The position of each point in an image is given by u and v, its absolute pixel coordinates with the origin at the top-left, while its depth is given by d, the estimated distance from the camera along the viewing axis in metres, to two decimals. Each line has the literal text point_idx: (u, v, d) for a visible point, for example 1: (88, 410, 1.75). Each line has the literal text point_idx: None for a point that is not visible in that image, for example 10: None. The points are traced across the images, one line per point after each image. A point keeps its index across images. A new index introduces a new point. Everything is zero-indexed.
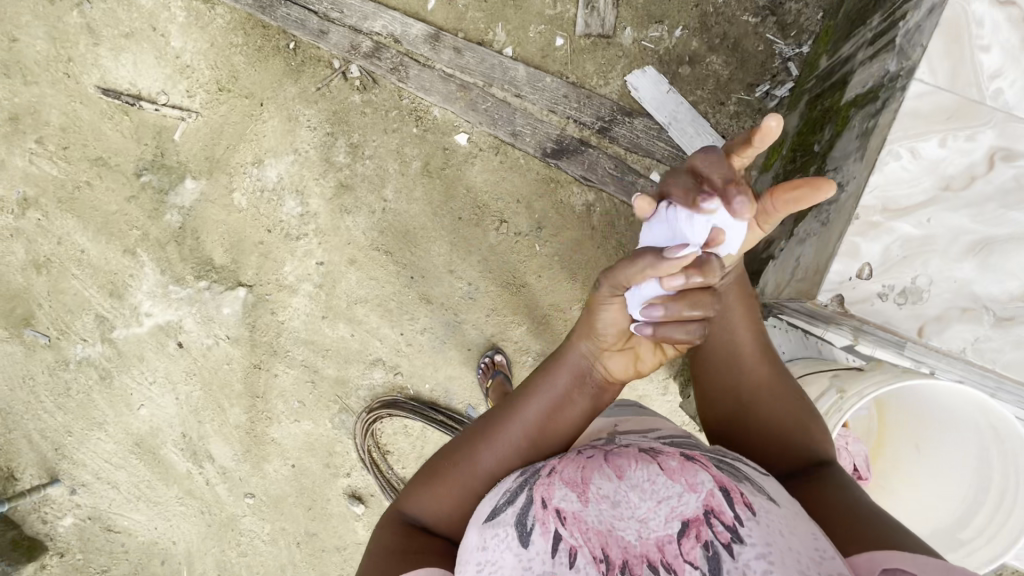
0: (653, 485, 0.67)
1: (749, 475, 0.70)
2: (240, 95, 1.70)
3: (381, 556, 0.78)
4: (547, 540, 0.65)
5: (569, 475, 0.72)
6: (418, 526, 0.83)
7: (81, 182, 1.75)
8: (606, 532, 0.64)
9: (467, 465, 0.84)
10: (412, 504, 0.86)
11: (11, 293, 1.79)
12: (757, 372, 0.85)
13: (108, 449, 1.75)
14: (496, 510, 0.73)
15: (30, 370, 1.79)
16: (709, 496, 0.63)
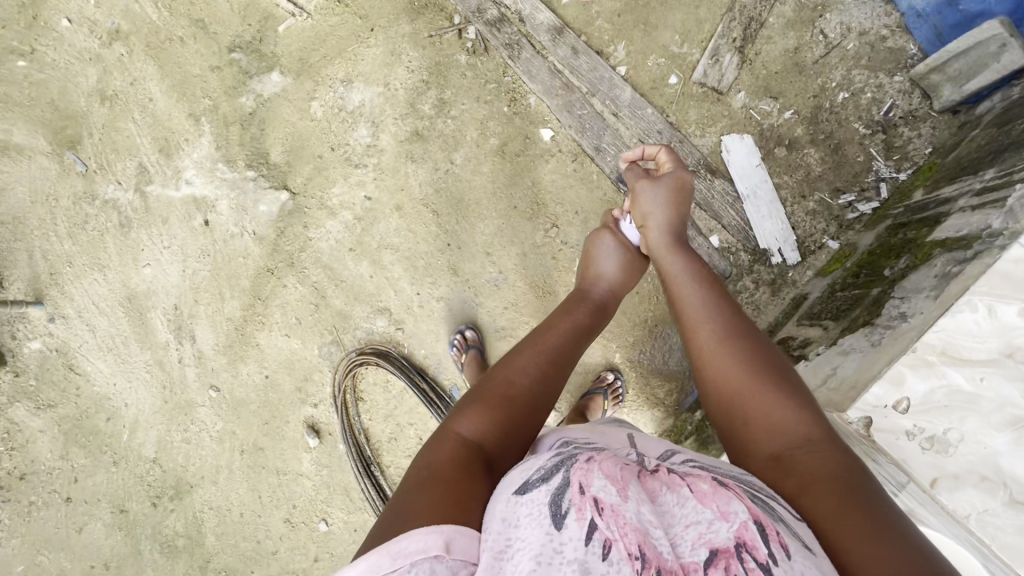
0: (683, 507, 0.59)
1: (783, 517, 0.60)
2: (355, 13, 1.70)
3: (433, 490, 0.67)
4: (581, 529, 0.56)
5: (606, 467, 0.64)
6: (473, 444, 0.79)
7: (175, 36, 1.77)
8: (645, 533, 0.55)
9: (510, 374, 0.91)
10: (460, 424, 0.82)
11: (70, 113, 1.80)
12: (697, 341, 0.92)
13: (99, 293, 1.73)
14: (524, 485, 0.64)
15: (58, 190, 1.78)
16: (742, 528, 0.54)
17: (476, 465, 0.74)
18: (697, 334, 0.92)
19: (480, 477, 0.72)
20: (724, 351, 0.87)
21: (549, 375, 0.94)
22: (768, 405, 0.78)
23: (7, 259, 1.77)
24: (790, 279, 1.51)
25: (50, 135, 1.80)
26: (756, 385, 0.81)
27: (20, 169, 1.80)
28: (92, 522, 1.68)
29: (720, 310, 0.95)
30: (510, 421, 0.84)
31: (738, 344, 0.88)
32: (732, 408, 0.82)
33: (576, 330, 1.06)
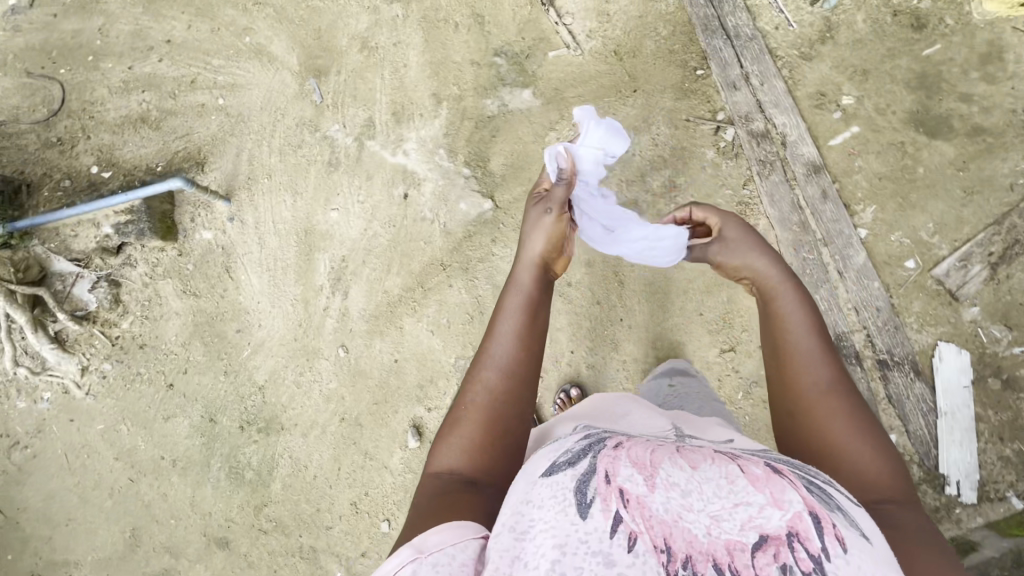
0: (732, 486, 0.62)
1: (840, 504, 0.63)
2: (625, 70, 1.73)
3: (421, 521, 0.71)
4: (607, 519, 0.58)
5: (635, 456, 0.66)
6: (449, 473, 0.81)
7: (452, 20, 1.83)
8: (671, 524, 0.58)
9: (464, 398, 0.88)
10: (436, 458, 0.84)
11: (328, 46, 1.88)
12: (798, 378, 0.85)
13: (282, 215, 1.78)
14: (551, 468, 0.66)
15: (287, 108, 1.86)
16: (795, 518, 0.57)
17: (457, 490, 0.77)
18: (800, 381, 0.85)
19: (467, 496, 0.75)
20: (824, 402, 0.83)
21: (510, 388, 0.88)
22: (866, 458, 0.77)
23: (217, 148, 1.86)
24: (954, 515, 1.42)
25: (303, 58, 1.89)
26: (856, 438, 0.78)
27: (264, 75, 1.89)
28: (179, 417, 1.70)
29: (826, 357, 0.86)
30: (482, 440, 0.83)
31: (843, 396, 0.83)
32: (824, 457, 0.79)
33: (525, 332, 0.92)
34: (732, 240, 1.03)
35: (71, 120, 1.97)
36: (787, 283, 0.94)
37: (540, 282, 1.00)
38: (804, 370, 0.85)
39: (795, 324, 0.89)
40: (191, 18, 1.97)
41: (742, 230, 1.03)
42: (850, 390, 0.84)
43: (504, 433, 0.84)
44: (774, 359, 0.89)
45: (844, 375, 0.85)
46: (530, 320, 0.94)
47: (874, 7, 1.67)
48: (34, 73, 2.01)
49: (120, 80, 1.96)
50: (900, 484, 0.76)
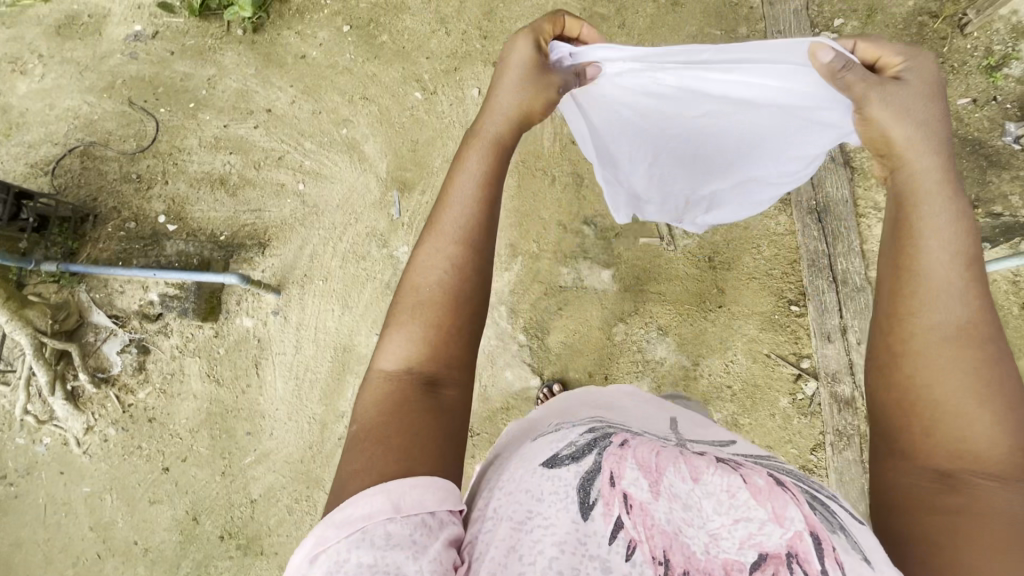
0: (733, 499, 0.62)
1: (844, 523, 0.61)
2: (714, 280, 1.62)
3: (378, 444, 0.70)
4: (607, 524, 0.59)
5: (641, 457, 0.66)
6: (406, 373, 0.79)
7: (549, 172, 1.76)
8: (671, 536, 0.59)
9: (417, 278, 0.85)
10: (386, 353, 0.81)
11: (421, 162, 1.85)
12: (915, 313, 0.74)
13: (326, 325, 1.72)
14: (553, 459, 0.66)
15: (363, 214, 1.82)
16: (796, 538, 0.57)
17: (412, 390, 0.78)
18: (915, 321, 0.74)
19: (418, 411, 0.75)
20: (948, 346, 0.71)
21: (463, 263, 0.85)
22: (975, 425, 0.67)
23: (285, 233, 1.84)
24: None
25: (392, 166, 1.86)
26: (970, 394, 0.68)
27: (351, 172, 1.87)
28: (164, 505, 1.64)
29: (964, 295, 0.73)
30: (437, 323, 0.82)
31: (980, 345, 0.71)
32: (921, 411, 0.70)
33: (479, 202, 0.88)
34: (894, 100, 0.79)
35: (156, 160, 1.98)
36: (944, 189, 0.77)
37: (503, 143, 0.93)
38: (926, 309, 0.73)
39: (942, 242, 0.75)
40: (297, 93, 1.98)
41: (914, 98, 0.79)
42: (989, 334, 0.71)
43: (463, 313, 0.84)
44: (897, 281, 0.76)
45: (987, 320, 0.72)
46: (487, 181, 0.88)
47: (1003, 292, 1.53)
48: (136, 103, 2.05)
49: (212, 136, 1.97)
50: (1019, 460, 0.66)
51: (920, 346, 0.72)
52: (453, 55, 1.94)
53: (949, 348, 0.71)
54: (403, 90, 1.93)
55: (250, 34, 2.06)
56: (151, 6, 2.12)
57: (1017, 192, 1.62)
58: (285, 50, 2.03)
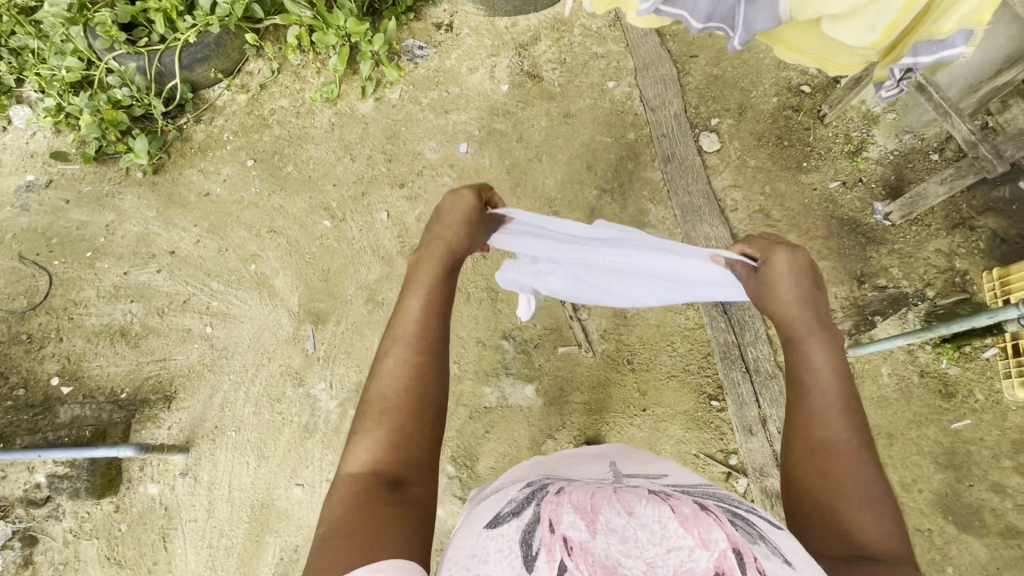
0: (665, 530, 0.59)
1: (763, 533, 0.61)
2: (636, 384, 1.64)
3: (345, 539, 0.59)
4: (552, 570, 0.54)
5: (578, 500, 0.64)
6: (370, 474, 0.69)
7: (463, 289, 1.75)
8: (612, 571, 0.54)
9: (378, 380, 0.78)
10: (350, 459, 0.71)
11: (332, 292, 1.82)
12: (802, 429, 0.78)
13: (242, 480, 1.64)
14: (497, 519, 0.64)
15: (276, 352, 1.75)
16: (722, 558, 0.55)
17: (380, 494, 0.66)
18: (813, 432, 0.77)
19: (391, 511, 0.63)
20: (842, 460, 0.74)
21: (422, 364, 0.79)
22: (856, 519, 0.69)
23: (192, 381, 1.74)
24: None
25: (305, 298, 1.82)
26: (854, 495, 0.71)
27: (261, 310, 1.81)
28: None
29: (840, 407, 0.78)
30: (399, 423, 0.74)
31: (861, 454, 0.74)
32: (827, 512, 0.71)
33: (434, 302, 0.84)
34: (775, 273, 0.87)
35: (48, 317, 1.86)
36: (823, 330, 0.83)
37: (442, 255, 0.90)
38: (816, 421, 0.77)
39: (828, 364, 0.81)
40: (202, 232, 1.94)
41: (792, 272, 0.87)
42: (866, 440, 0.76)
43: (422, 415, 0.75)
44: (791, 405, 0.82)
45: (861, 433, 0.75)
46: (438, 290, 0.86)
47: (902, 363, 1.60)
48: (26, 257, 1.94)
49: (111, 284, 1.89)
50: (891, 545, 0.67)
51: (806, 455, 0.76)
52: (359, 180, 1.96)
53: (833, 454, 0.74)
54: (310, 219, 1.92)
55: (151, 175, 2.03)
56: (44, 155, 2.06)
57: (897, 265, 1.73)
58: (188, 188, 2.00)
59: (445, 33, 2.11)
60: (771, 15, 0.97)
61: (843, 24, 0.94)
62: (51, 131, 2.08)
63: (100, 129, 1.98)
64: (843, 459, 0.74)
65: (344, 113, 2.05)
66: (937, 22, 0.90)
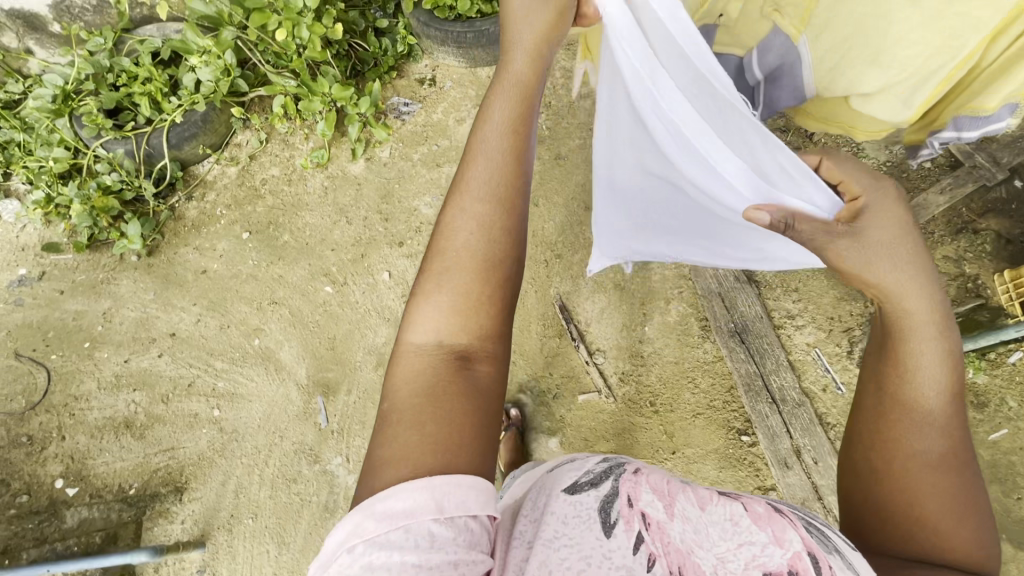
0: (736, 526, 0.60)
1: (838, 546, 0.60)
2: (662, 426, 1.60)
3: (416, 428, 0.58)
4: (630, 537, 0.57)
5: (653, 481, 0.65)
6: (437, 344, 0.65)
7: None
8: (686, 554, 0.57)
9: (446, 242, 0.68)
10: (415, 326, 0.67)
11: (341, 359, 1.78)
12: (900, 436, 0.66)
13: (264, 570, 1.58)
14: (575, 485, 0.63)
15: (286, 429, 1.70)
16: (796, 557, 0.56)
17: (449, 367, 0.63)
18: (906, 439, 0.66)
19: (459, 400, 0.61)
20: (931, 471, 0.65)
21: (498, 228, 0.68)
22: (949, 536, 0.63)
23: (203, 470, 1.69)
24: None
25: (313, 369, 1.77)
26: (949, 512, 0.63)
27: (268, 386, 1.77)
28: None
29: (949, 417, 0.66)
30: (475, 294, 0.67)
31: (959, 468, 0.65)
32: (903, 520, 0.65)
33: (511, 147, 0.71)
34: (867, 245, 0.67)
35: (48, 415, 1.80)
36: (945, 330, 0.66)
37: (533, 82, 0.75)
38: (915, 434, 0.66)
39: (941, 367, 0.66)
40: (201, 309, 1.90)
41: (890, 231, 0.67)
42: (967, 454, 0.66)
43: (496, 289, 0.67)
44: (885, 402, 0.68)
45: (964, 440, 0.66)
46: (518, 127, 0.71)
47: None
48: (22, 354, 1.89)
49: (113, 374, 1.84)
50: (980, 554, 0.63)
51: (903, 466, 0.66)
52: (358, 241, 1.94)
53: (929, 471, 0.65)
54: (311, 286, 1.90)
55: (146, 258, 2.00)
56: (36, 246, 2.03)
57: None
58: (185, 267, 1.97)
59: (430, 87, 2.13)
60: (794, 91, 0.98)
61: (874, 99, 0.91)
62: (41, 222, 2.05)
63: (91, 217, 1.96)
64: (940, 473, 0.65)
65: (336, 177, 2.04)
66: (980, 99, 0.85)
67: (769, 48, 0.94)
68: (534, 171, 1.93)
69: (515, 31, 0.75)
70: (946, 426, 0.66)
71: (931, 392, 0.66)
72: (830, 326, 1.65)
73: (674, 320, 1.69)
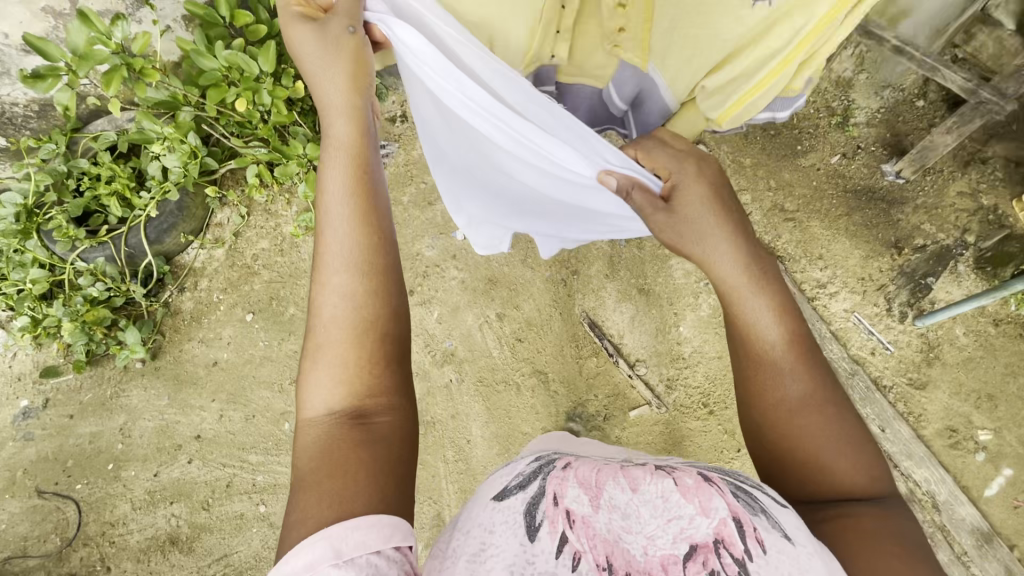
0: (666, 501, 0.55)
1: (767, 504, 0.55)
2: (721, 426, 1.56)
3: (313, 490, 0.53)
4: (554, 540, 0.51)
5: (584, 474, 0.59)
6: (328, 414, 0.60)
7: (512, 382, 1.69)
8: (614, 543, 0.52)
9: (318, 310, 0.66)
10: (307, 401, 0.62)
11: None
12: (771, 389, 0.65)
13: None
14: (503, 492, 0.58)
15: None
16: (721, 524, 0.52)
17: (345, 433, 0.58)
18: (769, 387, 0.66)
19: (355, 449, 0.56)
20: (802, 416, 0.64)
21: (363, 284, 0.65)
22: (843, 470, 0.61)
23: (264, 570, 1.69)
24: None
25: None
26: (836, 452, 0.62)
27: None
28: None
29: (809, 361, 0.66)
30: (356, 353, 0.63)
31: (831, 408, 0.64)
32: (797, 466, 0.64)
33: (355, 202, 0.67)
34: (681, 217, 0.74)
35: (88, 549, 1.75)
36: (757, 276, 0.70)
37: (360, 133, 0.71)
38: (772, 380, 0.65)
39: (766, 305, 0.68)
40: (222, 404, 1.83)
41: (701, 214, 0.73)
42: (828, 380, 0.66)
43: (380, 346, 0.64)
44: (747, 360, 0.68)
45: (830, 382, 0.65)
46: (358, 184, 0.68)
47: (973, 319, 1.54)
48: (45, 490, 1.81)
49: (144, 491, 1.78)
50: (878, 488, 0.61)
51: (780, 421, 0.65)
52: None
53: (806, 418, 0.64)
54: None
55: (150, 362, 1.91)
56: (32, 374, 1.92)
57: (926, 220, 1.68)
58: (193, 362, 1.89)
59: (402, 123, 2.00)
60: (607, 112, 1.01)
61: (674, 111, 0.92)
62: (31, 347, 1.92)
63: (85, 333, 1.85)
64: (819, 420, 0.63)
65: None
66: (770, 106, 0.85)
67: (623, 75, 0.92)
68: None
69: (324, 95, 0.72)
70: (810, 372, 0.65)
71: (783, 339, 0.66)
72: (862, 287, 1.65)
73: (707, 315, 1.65)
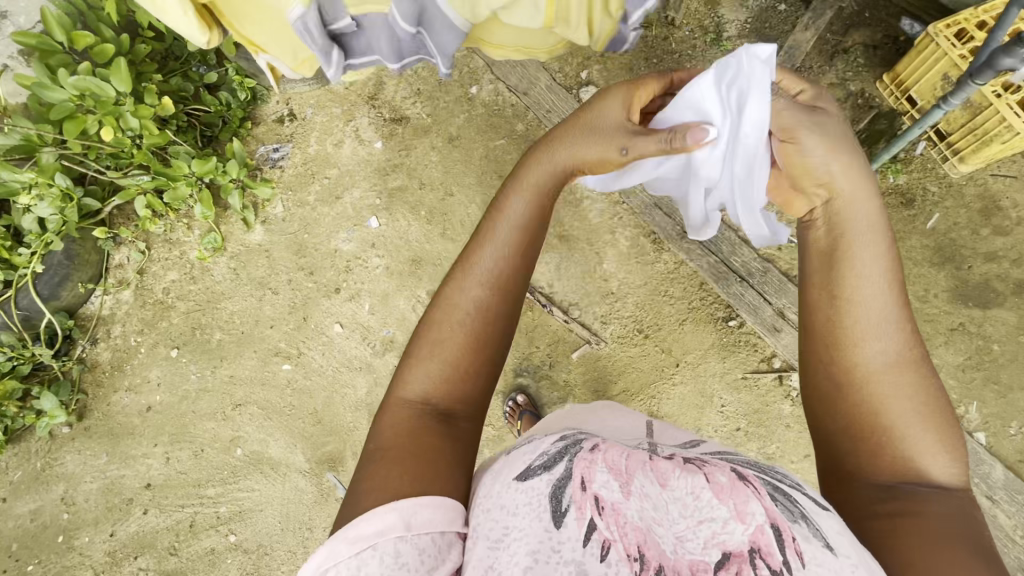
0: (698, 500, 0.59)
1: (808, 510, 0.58)
2: (657, 347, 1.63)
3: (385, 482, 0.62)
4: (581, 527, 0.54)
5: (612, 457, 0.61)
6: (421, 403, 0.72)
7: None
8: (645, 532, 0.55)
9: (450, 305, 0.76)
10: (407, 382, 0.74)
11: (333, 427, 1.72)
12: (860, 349, 0.72)
13: None
14: (527, 470, 0.60)
15: (311, 518, 1.67)
16: (758, 532, 0.54)
17: (432, 425, 0.70)
18: (853, 354, 0.72)
19: (434, 446, 0.67)
20: (890, 380, 0.70)
21: (494, 310, 0.77)
22: (914, 446, 0.68)
23: None
24: None
25: (310, 451, 1.71)
26: (917, 424, 0.69)
27: (274, 488, 1.70)
28: None
29: (901, 330, 0.72)
30: (469, 367, 0.74)
31: (913, 374, 0.71)
32: (868, 439, 0.70)
33: (519, 246, 0.78)
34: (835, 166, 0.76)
35: None
36: (870, 241, 0.74)
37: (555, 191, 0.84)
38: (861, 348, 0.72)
39: (875, 285, 0.73)
40: (166, 447, 1.76)
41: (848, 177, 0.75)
42: (920, 356, 0.72)
43: (483, 368, 0.75)
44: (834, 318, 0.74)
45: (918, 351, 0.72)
46: (528, 220, 0.80)
47: None
48: None
49: (105, 553, 1.71)
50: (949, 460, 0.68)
51: (868, 384, 0.71)
52: (293, 307, 1.82)
53: (893, 380, 0.70)
54: (267, 370, 1.78)
55: (78, 423, 1.80)
56: None
57: None
58: (125, 413, 1.80)
59: (292, 123, 1.95)
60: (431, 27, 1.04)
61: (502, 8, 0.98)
62: None
63: None
64: (909, 382, 0.70)
65: (239, 254, 1.88)
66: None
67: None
68: (436, 162, 1.88)
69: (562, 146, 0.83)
70: (906, 338, 0.72)
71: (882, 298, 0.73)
72: None
73: (626, 247, 1.67)
